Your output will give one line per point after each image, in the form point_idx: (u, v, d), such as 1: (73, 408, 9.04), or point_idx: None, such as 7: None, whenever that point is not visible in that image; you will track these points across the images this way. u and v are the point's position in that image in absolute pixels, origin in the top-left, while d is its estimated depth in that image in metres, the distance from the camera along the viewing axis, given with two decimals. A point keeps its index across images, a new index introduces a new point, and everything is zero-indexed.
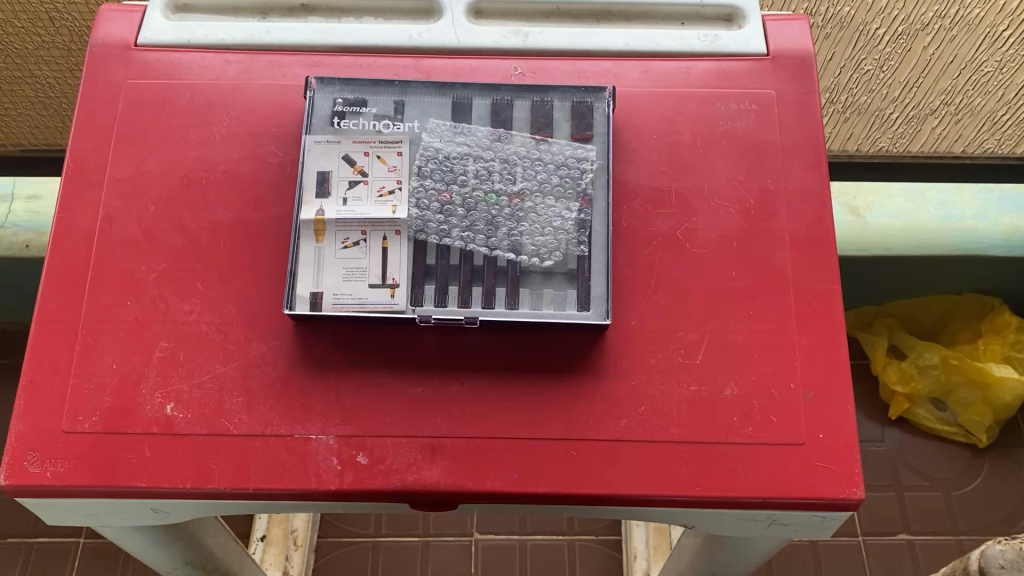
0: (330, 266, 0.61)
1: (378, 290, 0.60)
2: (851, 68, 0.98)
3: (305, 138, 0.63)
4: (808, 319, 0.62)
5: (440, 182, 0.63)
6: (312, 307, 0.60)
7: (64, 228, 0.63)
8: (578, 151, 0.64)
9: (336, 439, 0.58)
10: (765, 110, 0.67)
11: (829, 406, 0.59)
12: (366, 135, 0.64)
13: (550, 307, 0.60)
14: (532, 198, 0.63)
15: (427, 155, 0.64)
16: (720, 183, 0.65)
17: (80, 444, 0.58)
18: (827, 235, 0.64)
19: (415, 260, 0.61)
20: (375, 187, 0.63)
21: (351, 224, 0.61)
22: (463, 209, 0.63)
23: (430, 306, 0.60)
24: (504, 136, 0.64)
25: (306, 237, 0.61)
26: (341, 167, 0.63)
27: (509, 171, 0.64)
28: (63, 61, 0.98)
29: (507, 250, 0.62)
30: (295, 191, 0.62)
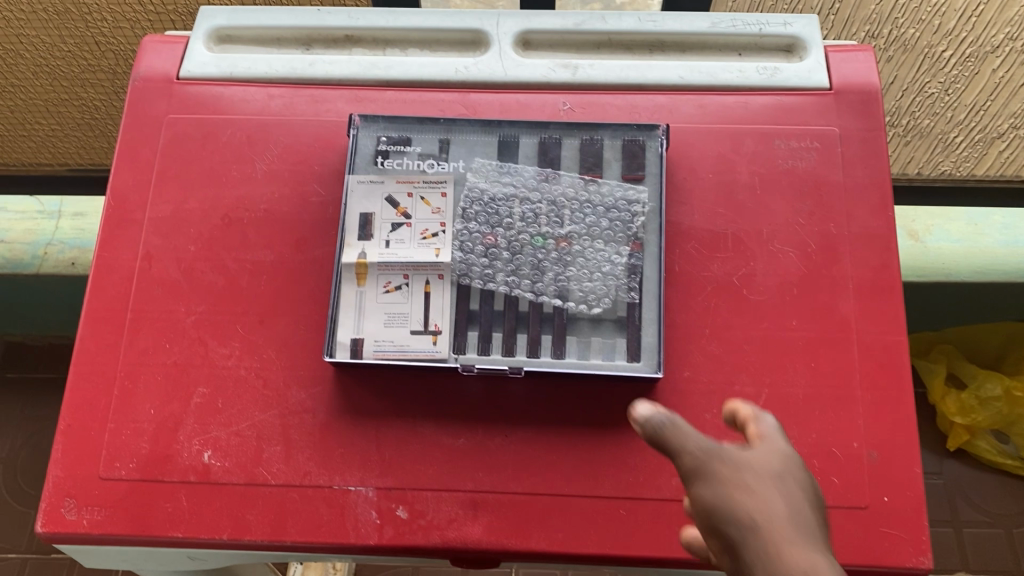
0: (371, 312, 0.59)
1: (421, 337, 0.58)
2: (915, 91, 0.94)
3: (348, 178, 0.61)
4: (873, 374, 0.58)
5: (484, 225, 0.61)
6: (352, 354, 0.58)
7: (104, 267, 0.63)
8: (629, 192, 0.61)
9: (376, 492, 0.57)
10: (827, 149, 0.64)
11: (893, 467, 0.56)
12: (411, 176, 0.62)
13: (598, 358, 0.58)
14: (580, 241, 0.61)
15: (472, 196, 0.61)
16: (780, 225, 0.62)
17: (117, 491, 0.57)
18: (893, 283, 0.60)
19: (458, 305, 0.59)
20: (418, 229, 0.60)
21: (393, 267, 0.59)
22: (508, 252, 0.60)
23: (473, 354, 0.58)
24: (552, 177, 0.62)
25: (348, 280, 0.59)
26: (384, 209, 0.61)
27: (557, 213, 0.61)
28: (109, 84, 0.98)
29: (554, 296, 0.59)
30: (336, 233, 0.60)
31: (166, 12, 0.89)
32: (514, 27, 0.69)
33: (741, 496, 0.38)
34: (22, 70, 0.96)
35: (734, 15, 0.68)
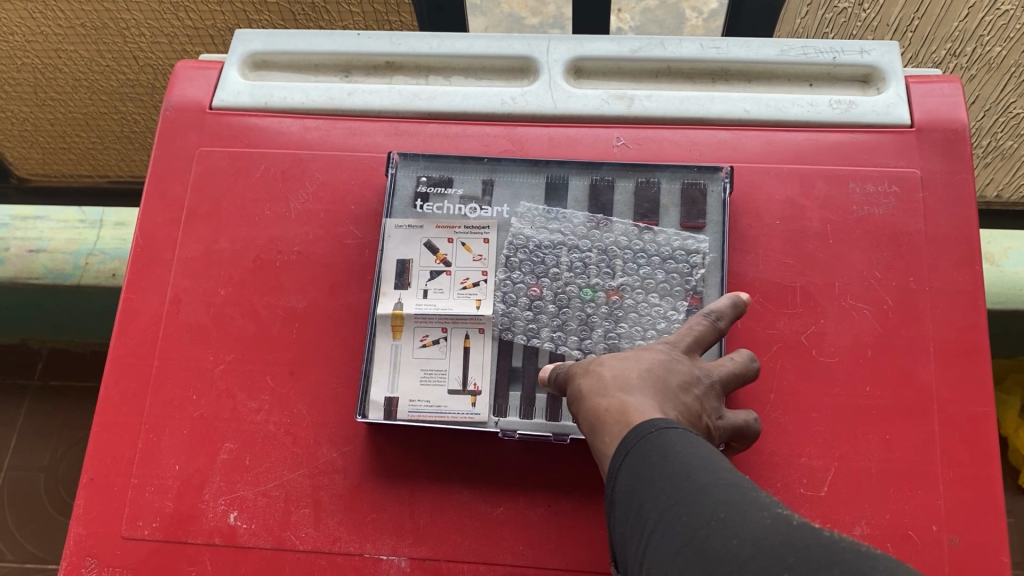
0: (406, 369, 0.54)
1: (459, 397, 0.53)
2: (998, 111, 0.87)
3: (386, 222, 0.57)
4: (955, 448, 0.53)
5: (529, 275, 0.57)
6: (385, 414, 0.53)
7: (131, 310, 0.60)
8: (688, 242, 0.56)
9: (409, 562, 0.53)
10: (907, 194, 0.58)
11: (979, 555, 0.50)
12: (452, 221, 0.58)
13: None
14: (633, 294, 0.56)
15: (516, 244, 0.57)
16: (854, 278, 0.57)
17: (139, 552, 0.54)
18: (980, 346, 0.54)
19: (500, 362, 0.54)
20: (458, 278, 0.56)
21: (431, 320, 0.55)
22: (554, 305, 0.56)
23: (515, 417, 0.53)
24: (603, 223, 0.57)
25: (382, 333, 0.55)
26: (423, 255, 0.57)
27: (608, 263, 0.57)
28: (148, 98, 0.95)
29: (603, 355, 0.54)
30: (372, 281, 0.56)
31: (204, 27, 0.87)
32: (566, 53, 0.64)
33: (582, 373, 0.45)
34: (62, 84, 0.94)
35: (805, 42, 0.63)
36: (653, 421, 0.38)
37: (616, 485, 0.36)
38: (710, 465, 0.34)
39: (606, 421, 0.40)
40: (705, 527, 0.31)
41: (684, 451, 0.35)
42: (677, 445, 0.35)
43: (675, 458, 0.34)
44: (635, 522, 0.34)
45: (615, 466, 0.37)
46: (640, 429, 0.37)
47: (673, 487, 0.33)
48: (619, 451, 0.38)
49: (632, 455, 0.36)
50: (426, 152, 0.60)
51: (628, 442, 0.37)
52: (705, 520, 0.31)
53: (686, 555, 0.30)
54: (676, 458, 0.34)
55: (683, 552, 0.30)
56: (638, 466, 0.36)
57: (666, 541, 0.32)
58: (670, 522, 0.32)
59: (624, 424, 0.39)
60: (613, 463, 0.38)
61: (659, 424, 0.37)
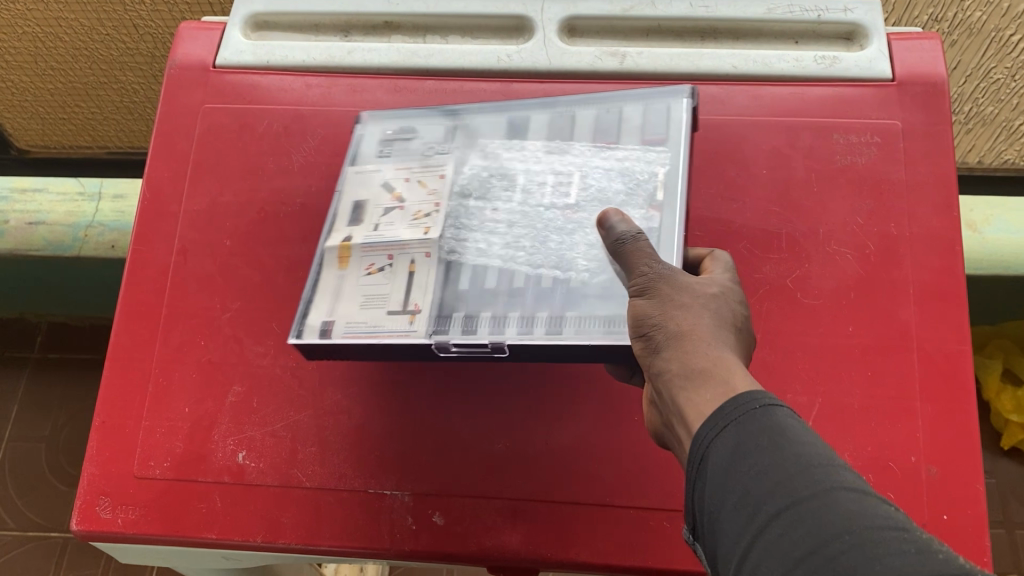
0: (348, 294, 0.51)
1: (399, 317, 0.50)
2: (979, 77, 0.90)
3: (346, 168, 0.57)
4: (934, 385, 0.55)
5: (484, 200, 0.55)
6: (321, 337, 0.50)
7: (140, 261, 0.62)
8: (648, 153, 0.54)
9: (412, 497, 0.55)
10: (889, 144, 0.60)
11: (954, 484, 0.53)
12: (411, 162, 0.57)
13: (603, 330, 0.47)
14: (588, 208, 0.53)
15: (473, 173, 0.56)
16: (837, 225, 0.59)
17: (151, 490, 0.56)
18: (957, 287, 0.57)
19: (445, 283, 0.51)
20: (411, 211, 0.54)
21: (376, 249, 0.53)
22: (505, 225, 0.53)
23: (454, 331, 0.49)
24: (562, 149, 0.57)
25: (328, 266, 0.53)
26: (378, 195, 0.56)
27: (562, 180, 0.55)
28: (148, 68, 0.96)
29: (554, 267, 0.51)
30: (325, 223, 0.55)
31: None
32: (559, 12, 0.66)
33: (672, 306, 0.43)
34: (62, 54, 0.95)
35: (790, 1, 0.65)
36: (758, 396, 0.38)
37: (709, 460, 0.38)
38: (823, 459, 0.36)
39: (708, 381, 0.40)
40: (833, 538, 0.32)
41: (799, 445, 0.36)
42: (789, 436, 0.37)
43: (788, 451, 0.36)
44: (739, 509, 0.36)
45: (724, 441, 0.38)
46: (742, 404, 0.38)
47: (791, 487, 0.35)
48: (724, 423, 0.38)
49: (738, 434, 0.37)
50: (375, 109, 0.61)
51: (729, 415, 0.38)
52: (832, 529, 0.33)
53: (814, 562, 0.32)
54: (788, 449, 0.36)
55: (803, 556, 0.33)
56: (741, 448, 0.37)
57: (783, 538, 0.34)
58: (788, 522, 0.34)
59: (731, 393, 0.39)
60: (711, 432, 0.38)
61: (765, 403, 0.38)
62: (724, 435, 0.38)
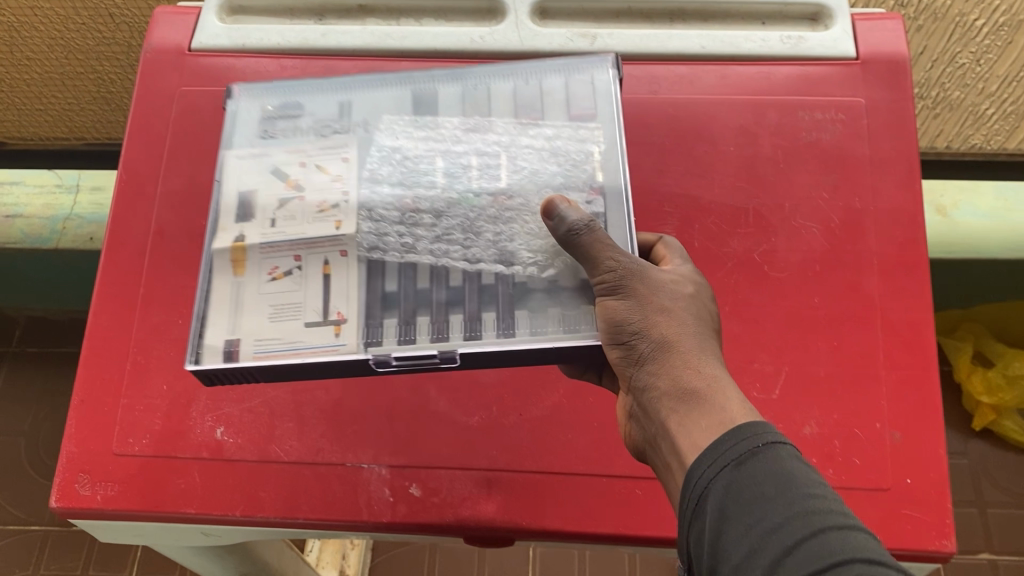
0: (251, 305, 0.51)
1: (318, 329, 0.50)
2: (945, 62, 0.91)
3: (224, 154, 0.55)
4: (896, 353, 0.57)
5: (400, 187, 0.54)
6: (226, 359, 0.49)
7: (117, 242, 0.62)
8: (579, 130, 0.55)
9: (389, 470, 0.56)
10: (853, 120, 0.62)
11: (918, 448, 0.55)
12: (302, 144, 0.56)
13: (558, 328, 0.49)
14: (522, 193, 0.53)
15: (382, 157, 0.55)
16: (803, 199, 0.60)
17: (130, 467, 0.57)
18: (919, 259, 0.58)
19: (371, 284, 0.51)
20: (313, 202, 0.54)
21: (281, 249, 0.52)
22: (432, 215, 0.53)
23: (391, 342, 0.50)
24: (479, 126, 0.56)
25: (222, 272, 0.52)
26: (271, 184, 0.54)
27: (489, 163, 0.55)
28: (124, 57, 0.97)
29: (494, 260, 0.51)
30: (210, 218, 0.53)
31: None
32: None
33: (656, 313, 0.46)
34: (37, 44, 0.95)
35: None
36: (764, 434, 0.40)
37: (710, 495, 0.39)
38: (828, 503, 0.37)
39: (702, 403, 0.43)
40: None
41: (809, 496, 0.37)
42: (794, 478, 0.38)
43: (794, 494, 0.37)
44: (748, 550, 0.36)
45: (731, 482, 0.39)
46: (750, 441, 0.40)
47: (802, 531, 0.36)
48: (727, 462, 0.39)
49: (745, 475, 0.38)
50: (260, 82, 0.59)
51: (731, 452, 0.40)
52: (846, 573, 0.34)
53: None
54: (794, 493, 0.37)
55: None
56: (748, 488, 0.38)
57: None
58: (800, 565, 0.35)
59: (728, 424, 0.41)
60: (714, 470, 0.39)
61: (778, 450, 0.39)
62: (728, 474, 0.39)
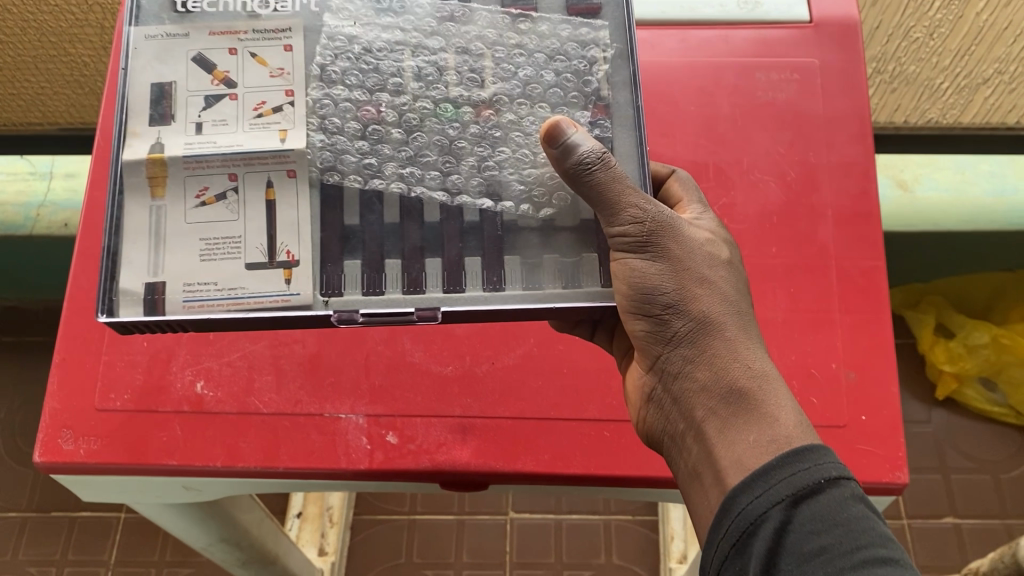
0: (177, 239, 0.50)
1: (262, 271, 0.49)
2: (900, 36, 0.94)
3: (134, 32, 0.51)
4: (851, 298, 0.59)
5: (363, 91, 0.55)
6: (149, 310, 0.49)
7: (96, 206, 0.64)
8: (582, 31, 0.57)
9: (366, 419, 0.58)
10: (807, 80, 0.65)
11: (871, 386, 0.57)
12: (232, 25, 0.51)
13: (557, 285, 0.51)
14: (506, 106, 0.56)
15: (335, 47, 0.55)
16: (760, 155, 0.63)
17: (112, 422, 0.58)
18: (871, 210, 0.61)
19: (330, 219, 0.53)
20: (250, 103, 0.50)
21: (210, 165, 0.50)
22: (399, 130, 0.55)
23: (355, 293, 0.51)
24: (457, 18, 0.57)
25: (139, 193, 0.50)
26: (196, 76, 0.51)
27: (472, 65, 0.56)
28: (97, 39, 0.97)
29: (480, 189, 0.54)
30: (119, 118, 0.50)
31: None
32: None
33: (697, 291, 0.47)
34: (9, 26, 0.95)
35: None
36: (822, 468, 0.41)
37: (761, 533, 0.40)
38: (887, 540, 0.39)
39: (752, 407, 0.44)
40: None
41: (873, 562, 0.38)
42: (857, 519, 0.39)
43: (857, 533, 0.39)
44: None
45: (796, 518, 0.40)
46: (808, 478, 0.40)
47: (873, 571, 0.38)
48: (790, 498, 0.40)
49: (810, 514, 0.40)
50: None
51: (791, 485, 0.40)
52: None
53: None
54: (858, 533, 0.39)
55: None
56: (806, 538, 0.39)
57: None
58: None
59: (779, 440, 0.43)
60: (774, 504, 0.40)
61: (839, 497, 0.40)
62: (792, 511, 0.40)
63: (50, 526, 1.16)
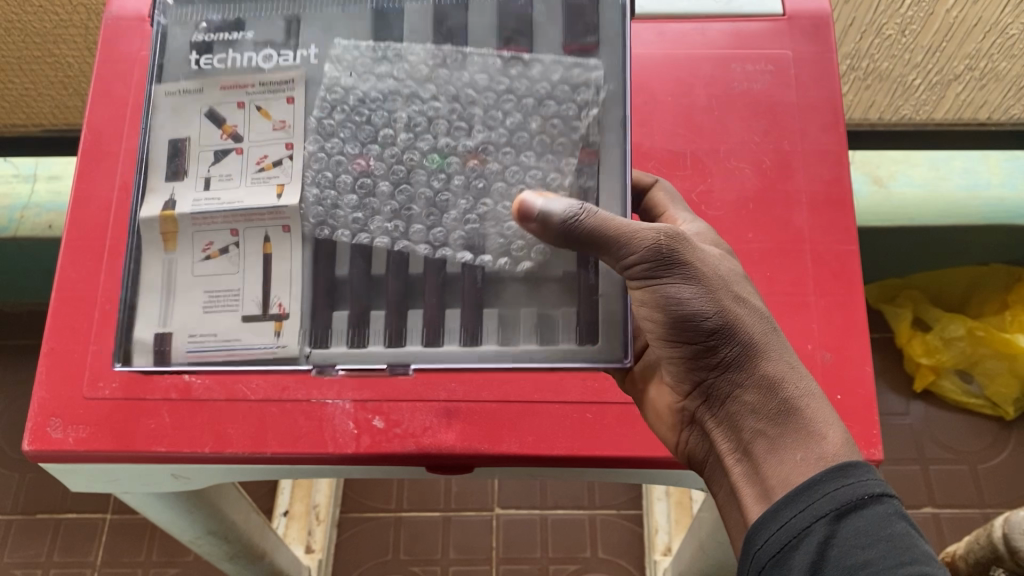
0: (184, 291, 0.53)
1: (256, 323, 0.52)
2: (872, 33, 0.95)
3: (154, 89, 0.54)
4: (826, 281, 0.61)
5: (355, 144, 0.55)
6: (158, 361, 0.52)
7: (83, 197, 0.65)
8: (573, 72, 0.54)
9: (353, 404, 0.59)
10: (781, 71, 0.66)
11: (845, 366, 0.59)
12: (242, 77, 0.54)
13: (531, 342, 0.52)
14: (493, 156, 0.55)
15: (331, 99, 0.55)
16: (736, 144, 0.64)
17: (100, 410, 0.59)
18: (844, 195, 0.63)
19: (320, 270, 0.54)
20: (253, 157, 0.53)
21: (213, 219, 0.52)
22: (388, 183, 0.55)
23: (341, 346, 0.53)
24: (449, 62, 0.55)
25: (152, 247, 0.53)
26: (206, 131, 0.54)
27: (461, 113, 0.55)
28: (81, 40, 0.97)
29: (462, 243, 0.54)
30: (137, 176, 0.53)
31: None
32: None
33: (738, 309, 0.47)
34: None
35: None
36: (865, 483, 0.43)
37: (802, 546, 0.42)
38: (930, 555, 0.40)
39: (798, 426, 0.46)
40: None
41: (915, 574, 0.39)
42: (901, 537, 0.41)
43: (902, 548, 0.40)
44: None
45: (843, 533, 0.41)
46: (851, 494, 0.42)
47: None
48: (835, 515, 0.42)
49: (854, 529, 0.41)
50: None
51: (835, 502, 0.42)
52: None
53: None
54: (902, 548, 0.40)
55: None
56: (850, 550, 0.41)
57: None
58: None
59: (826, 457, 0.44)
60: (819, 521, 0.42)
61: (882, 513, 0.42)
62: (840, 526, 0.41)
63: (35, 528, 1.16)
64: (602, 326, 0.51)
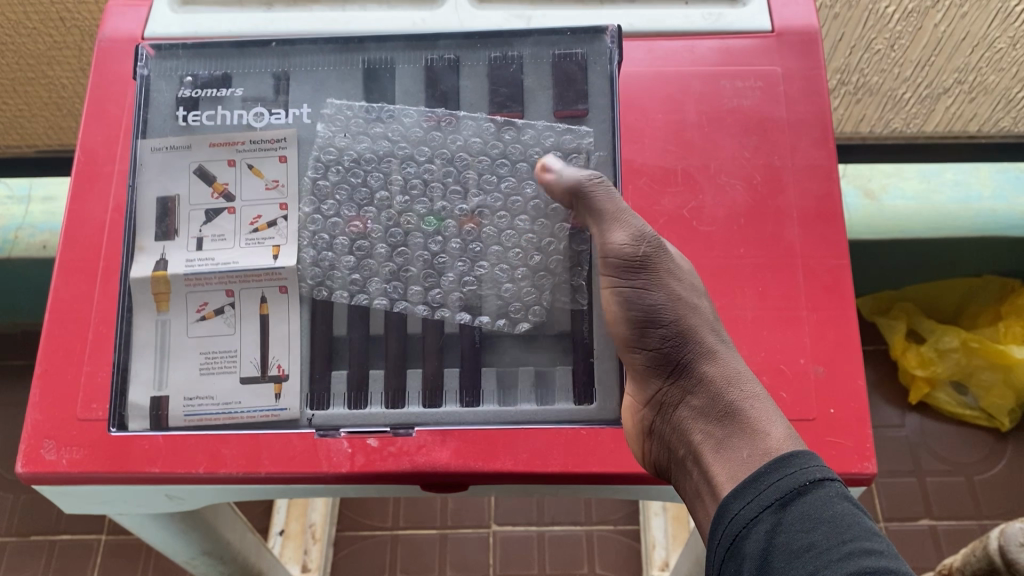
0: (180, 353, 0.57)
1: (254, 384, 0.57)
2: (863, 48, 0.96)
3: (141, 145, 0.59)
4: (818, 296, 0.61)
5: (352, 208, 0.60)
6: (155, 423, 0.56)
7: (75, 219, 0.65)
8: (565, 138, 0.60)
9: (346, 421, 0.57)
10: (770, 87, 0.67)
11: (838, 380, 0.59)
12: (231, 134, 0.60)
13: (528, 402, 0.57)
14: (486, 219, 0.60)
15: (326, 161, 0.60)
16: (727, 159, 0.65)
17: (94, 432, 0.59)
18: (835, 210, 0.63)
19: (318, 329, 0.58)
20: (246, 218, 0.58)
21: (210, 281, 0.57)
22: (387, 246, 0.60)
23: (339, 408, 0.57)
24: (443, 125, 0.61)
25: (146, 309, 0.57)
26: (197, 190, 0.59)
27: (456, 176, 0.60)
28: (74, 61, 0.97)
29: (459, 304, 0.59)
30: (129, 235, 0.58)
31: None
32: None
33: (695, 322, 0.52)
34: None
35: None
36: (806, 470, 0.43)
37: (752, 535, 0.42)
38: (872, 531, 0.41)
39: (742, 428, 0.48)
40: None
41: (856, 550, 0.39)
42: (844, 516, 0.41)
43: (844, 528, 0.40)
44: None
45: (787, 519, 0.41)
46: (792, 482, 0.43)
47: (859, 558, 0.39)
48: (778, 503, 0.42)
49: (797, 513, 0.41)
50: (185, 43, 0.62)
51: (778, 492, 0.43)
52: None
53: None
54: (845, 528, 0.40)
55: None
56: (794, 534, 0.41)
57: None
58: None
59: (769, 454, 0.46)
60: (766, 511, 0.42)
61: (824, 496, 0.42)
62: (783, 513, 0.42)
63: (31, 550, 1.15)
64: (597, 390, 0.56)
